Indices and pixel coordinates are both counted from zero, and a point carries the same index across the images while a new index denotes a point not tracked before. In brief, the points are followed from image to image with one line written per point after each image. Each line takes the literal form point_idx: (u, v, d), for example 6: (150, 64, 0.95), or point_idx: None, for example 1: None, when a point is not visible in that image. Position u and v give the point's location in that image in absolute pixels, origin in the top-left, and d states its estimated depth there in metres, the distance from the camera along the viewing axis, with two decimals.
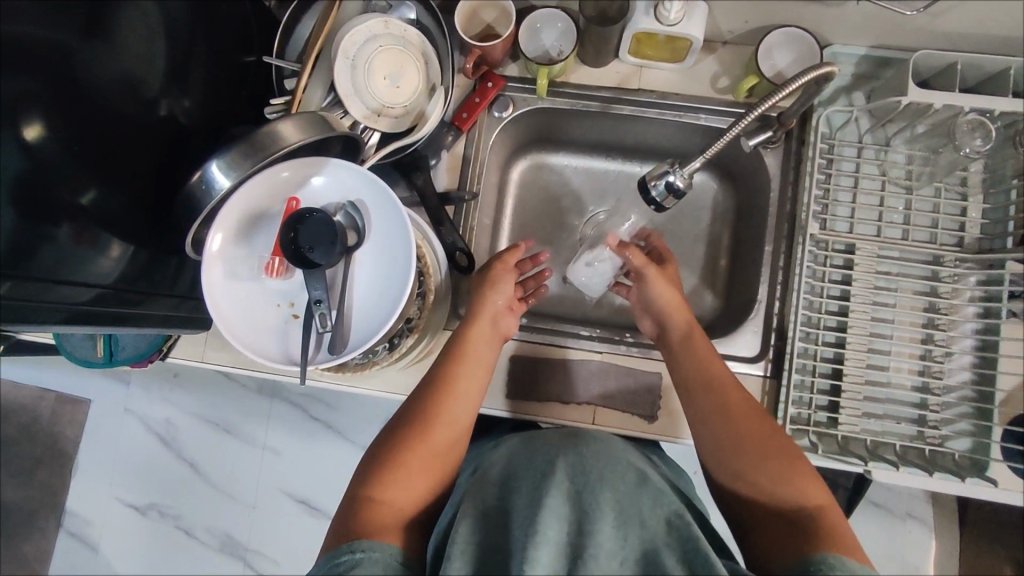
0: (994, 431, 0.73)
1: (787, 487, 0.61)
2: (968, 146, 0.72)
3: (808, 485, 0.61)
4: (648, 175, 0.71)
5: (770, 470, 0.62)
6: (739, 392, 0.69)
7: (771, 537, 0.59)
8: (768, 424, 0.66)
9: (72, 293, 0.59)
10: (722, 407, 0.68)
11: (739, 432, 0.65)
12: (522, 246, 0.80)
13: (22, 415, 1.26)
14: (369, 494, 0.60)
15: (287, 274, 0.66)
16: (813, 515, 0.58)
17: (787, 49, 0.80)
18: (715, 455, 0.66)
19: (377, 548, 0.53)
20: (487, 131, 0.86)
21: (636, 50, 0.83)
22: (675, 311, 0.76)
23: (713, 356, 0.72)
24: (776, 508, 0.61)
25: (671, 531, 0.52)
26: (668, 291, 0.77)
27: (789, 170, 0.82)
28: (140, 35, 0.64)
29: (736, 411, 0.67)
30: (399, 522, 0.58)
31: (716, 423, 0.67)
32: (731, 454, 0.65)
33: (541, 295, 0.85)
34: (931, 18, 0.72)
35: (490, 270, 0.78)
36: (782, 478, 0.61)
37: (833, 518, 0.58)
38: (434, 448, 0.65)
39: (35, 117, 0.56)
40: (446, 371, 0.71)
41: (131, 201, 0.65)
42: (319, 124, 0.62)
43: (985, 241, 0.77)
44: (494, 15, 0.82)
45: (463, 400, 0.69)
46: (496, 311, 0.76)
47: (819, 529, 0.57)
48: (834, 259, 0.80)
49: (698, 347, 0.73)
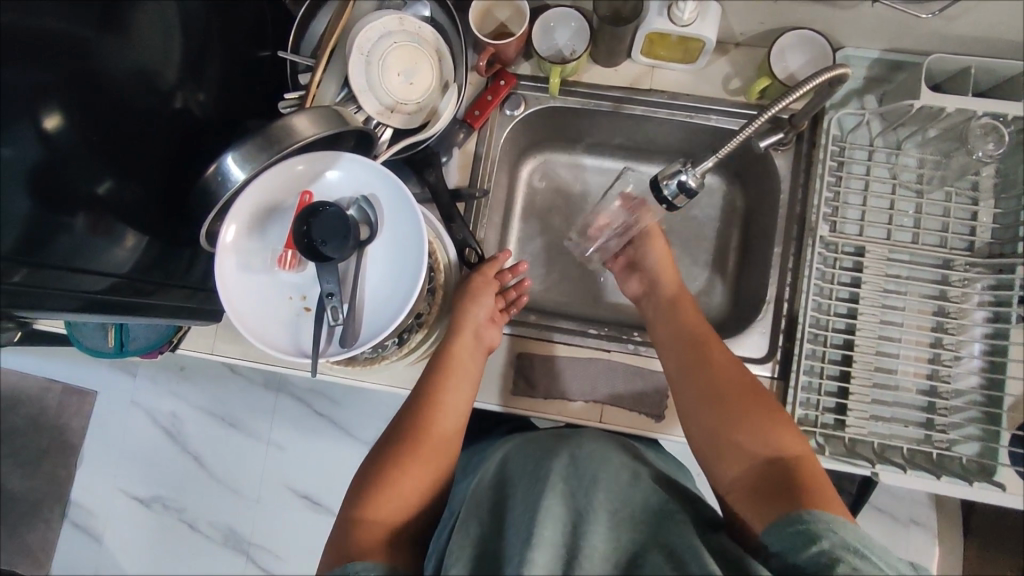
0: (1003, 436, 0.72)
1: (768, 441, 0.63)
2: (980, 150, 0.72)
3: (786, 439, 0.63)
4: (661, 174, 0.71)
5: (750, 424, 0.64)
6: (721, 350, 0.72)
7: (752, 491, 0.60)
8: (749, 379, 0.69)
9: (87, 282, 0.59)
10: (705, 361, 0.71)
11: (722, 389, 0.68)
12: (503, 257, 0.80)
13: (29, 405, 1.26)
14: (359, 514, 0.61)
15: (300, 267, 0.67)
16: (791, 468, 0.60)
17: (799, 51, 0.80)
18: (697, 411, 0.68)
19: (374, 569, 0.52)
20: (498, 129, 0.86)
21: (649, 51, 0.83)
22: (664, 274, 0.82)
23: (700, 322, 0.76)
24: (757, 460, 0.62)
25: (663, 532, 0.52)
26: (662, 252, 0.84)
27: (799, 172, 0.82)
28: (156, 28, 0.64)
29: (719, 366, 0.70)
30: (385, 540, 0.58)
31: (701, 382, 0.69)
32: (713, 408, 0.67)
33: (521, 305, 0.83)
34: (944, 22, 0.72)
35: (471, 283, 0.78)
36: (761, 433, 0.64)
37: (810, 471, 0.60)
38: (422, 462, 0.65)
39: (55, 107, 0.57)
40: (433, 387, 0.71)
41: (146, 193, 0.65)
42: (333, 118, 0.62)
43: (995, 246, 0.77)
44: (508, 13, 0.82)
45: (449, 415, 0.70)
46: (478, 324, 0.76)
47: (800, 483, 0.58)
48: (843, 262, 0.80)
49: (686, 315, 0.77)
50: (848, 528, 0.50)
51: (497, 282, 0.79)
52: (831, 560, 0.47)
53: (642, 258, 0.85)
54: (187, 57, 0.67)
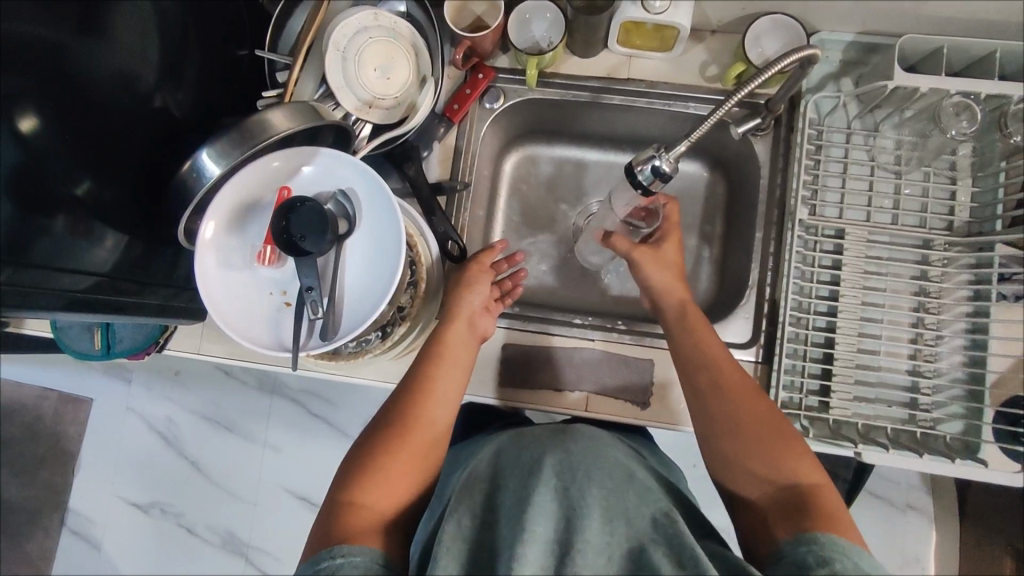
0: (986, 414, 0.73)
1: (783, 466, 0.62)
2: (954, 128, 0.73)
3: (801, 466, 0.62)
4: (634, 160, 0.70)
5: (762, 452, 0.64)
6: (733, 370, 0.70)
7: (770, 521, 0.60)
8: (764, 404, 0.67)
9: (71, 281, 0.60)
10: (718, 386, 0.69)
11: (737, 412, 0.67)
12: (500, 247, 0.81)
13: (26, 414, 1.27)
14: (347, 497, 0.61)
15: (279, 263, 0.67)
16: (805, 494, 0.60)
17: (774, 36, 0.80)
18: (714, 434, 0.68)
19: (358, 553, 0.54)
20: (478, 123, 0.87)
21: (625, 40, 0.83)
22: (670, 291, 0.78)
23: (711, 334, 0.74)
24: (774, 489, 0.62)
25: (657, 529, 0.53)
26: (659, 274, 0.78)
27: (778, 157, 0.83)
28: (134, 28, 0.64)
29: (732, 390, 0.68)
30: (376, 526, 0.59)
31: (716, 405, 0.68)
32: (727, 436, 0.66)
33: (516, 295, 0.83)
34: (915, 3, 0.73)
35: (466, 273, 0.79)
36: (776, 460, 0.63)
37: (826, 496, 0.60)
38: (415, 449, 0.66)
39: (29, 110, 0.57)
40: (424, 374, 0.71)
41: (124, 191, 0.65)
42: (308, 113, 0.63)
43: (974, 226, 0.77)
44: (484, 7, 0.82)
45: (443, 403, 0.70)
46: (473, 312, 0.76)
47: (814, 506, 0.58)
48: (824, 244, 0.80)
49: (698, 332, 0.74)
50: (863, 556, 0.51)
51: (492, 271, 0.80)
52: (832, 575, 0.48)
53: (643, 285, 0.81)
54: (166, 59, 0.68)
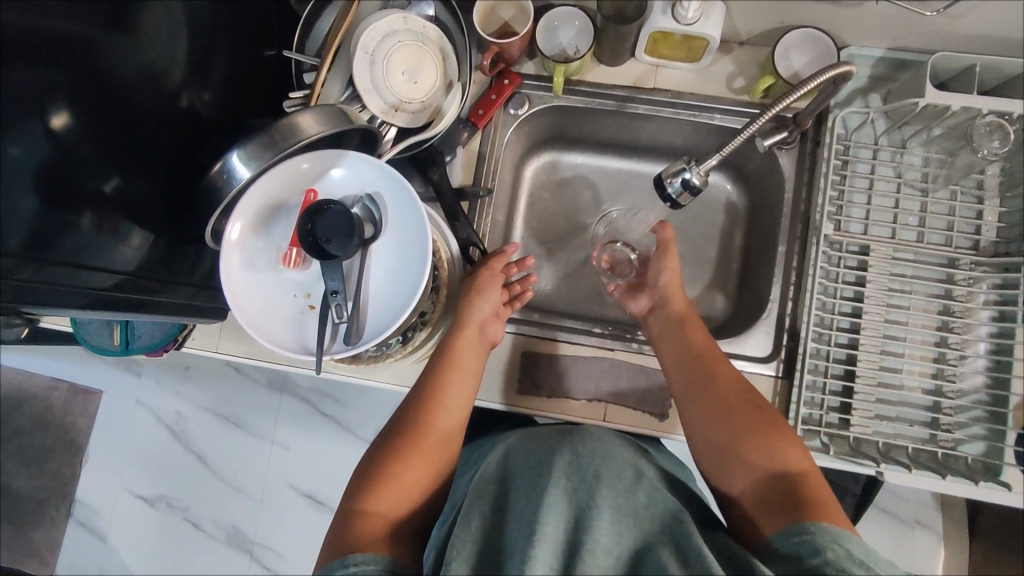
0: (1009, 435, 0.72)
1: (775, 456, 0.64)
2: (985, 148, 0.72)
3: (789, 455, 0.64)
4: (665, 172, 0.70)
5: (755, 444, 0.65)
6: (724, 365, 0.72)
7: (762, 515, 0.60)
8: (753, 397, 0.69)
9: (95, 278, 0.60)
10: (708, 378, 0.71)
11: (722, 402, 0.69)
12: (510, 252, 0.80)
13: (37, 404, 1.28)
14: (360, 507, 0.61)
15: (304, 266, 0.67)
16: (798, 485, 0.61)
17: (803, 51, 0.80)
18: (707, 424, 0.68)
19: (371, 562, 0.53)
20: (503, 128, 0.87)
21: (653, 50, 0.83)
22: (675, 292, 0.80)
23: (704, 332, 0.76)
24: (767, 479, 0.62)
25: (666, 529, 0.53)
26: (676, 278, 0.81)
27: (803, 171, 0.82)
28: (163, 27, 0.64)
29: (721, 381, 0.70)
30: (388, 534, 0.58)
31: (703, 395, 0.70)
32: (717, 426, 0.67)
33: (525, 300, 0.82)
34: (949, 20, 0.72)
35: (475, 279, 0.78)
36: (766, 450, 0.64)
37: (813, 486, 0.61)
38: (423, 450, 0.66)
39: (62, 106, 0.56)
40: (436, 379, 0.72)
41: (150, 189, 0.65)
42: (338, 116, 0.63)
43: (1001, 245, 0.77)
44: (513, 12, 0.82)
45: (451, 407, 0.70)
46: (482, 318, 0.76)
47: (806, 498, 0.59)
48: (848, 260, 0.80)
49: (690, 330, 0.76)
50: (851, 539, 0.52)
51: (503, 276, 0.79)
52: (839, 569, 0.49)
53: (653, 281, 0.82)
54: (194, 57, 0.68)
